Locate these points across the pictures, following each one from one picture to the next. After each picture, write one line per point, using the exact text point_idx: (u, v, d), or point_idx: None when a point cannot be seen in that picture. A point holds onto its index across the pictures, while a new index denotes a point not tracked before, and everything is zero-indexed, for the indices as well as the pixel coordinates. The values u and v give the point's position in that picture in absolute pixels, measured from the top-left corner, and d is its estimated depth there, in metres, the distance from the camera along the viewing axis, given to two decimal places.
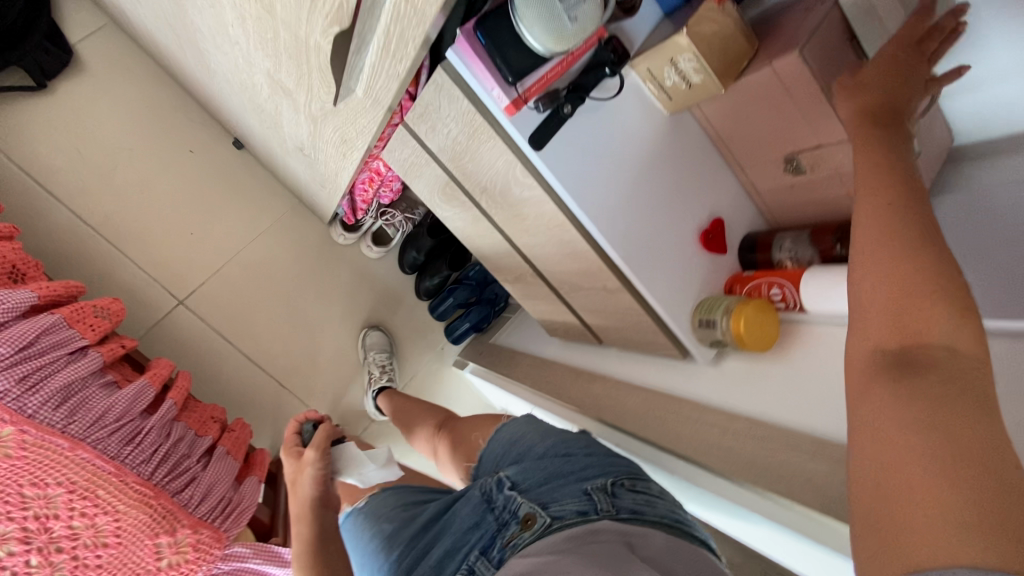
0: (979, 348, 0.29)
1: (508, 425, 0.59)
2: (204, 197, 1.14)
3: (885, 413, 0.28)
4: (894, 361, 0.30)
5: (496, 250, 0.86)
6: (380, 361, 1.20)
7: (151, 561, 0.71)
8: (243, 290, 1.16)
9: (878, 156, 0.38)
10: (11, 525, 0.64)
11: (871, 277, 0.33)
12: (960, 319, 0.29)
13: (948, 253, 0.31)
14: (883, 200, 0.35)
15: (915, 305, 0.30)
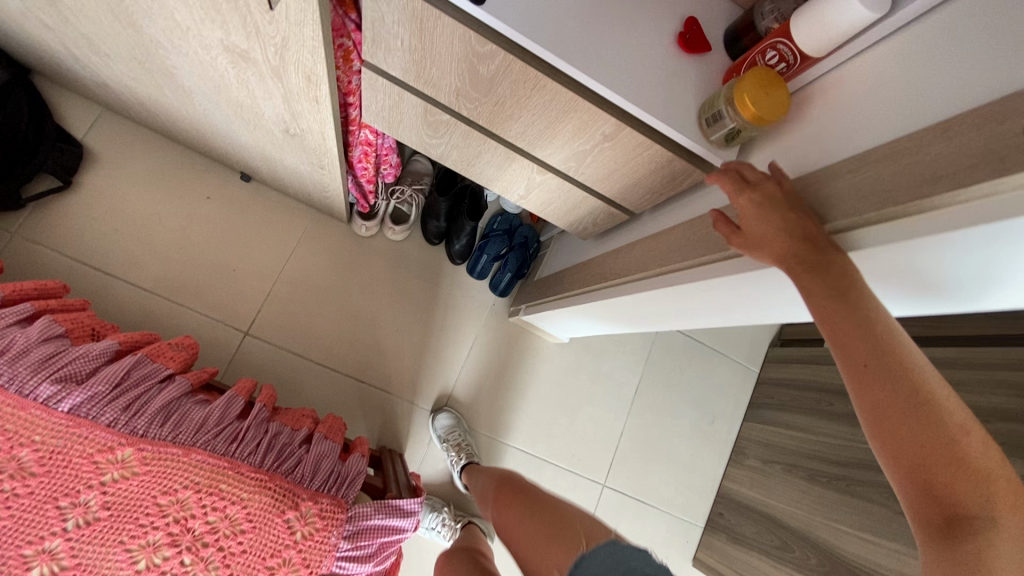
0: (1003, 508, 0.39)
1: (591, 556, 0.60)
2: (234, 235, 1.21)
3: (938, 560, 0.40)
4: (945, 528, 0.40)
5: (495, 163, 0.86)
6: (455, 439, 1.20)
7: (286, 537, 0.76)
8: (296, 307, 1.23)
9: (834, 320, 0.42)
10: (158, 533, 0.71)
11: (901, 454, 0.41)
12: (986, 493, 0.39)
13: (945, 430, 0.39)
14: (863, 365, 0.41)
15: (953, 482, 0.39)
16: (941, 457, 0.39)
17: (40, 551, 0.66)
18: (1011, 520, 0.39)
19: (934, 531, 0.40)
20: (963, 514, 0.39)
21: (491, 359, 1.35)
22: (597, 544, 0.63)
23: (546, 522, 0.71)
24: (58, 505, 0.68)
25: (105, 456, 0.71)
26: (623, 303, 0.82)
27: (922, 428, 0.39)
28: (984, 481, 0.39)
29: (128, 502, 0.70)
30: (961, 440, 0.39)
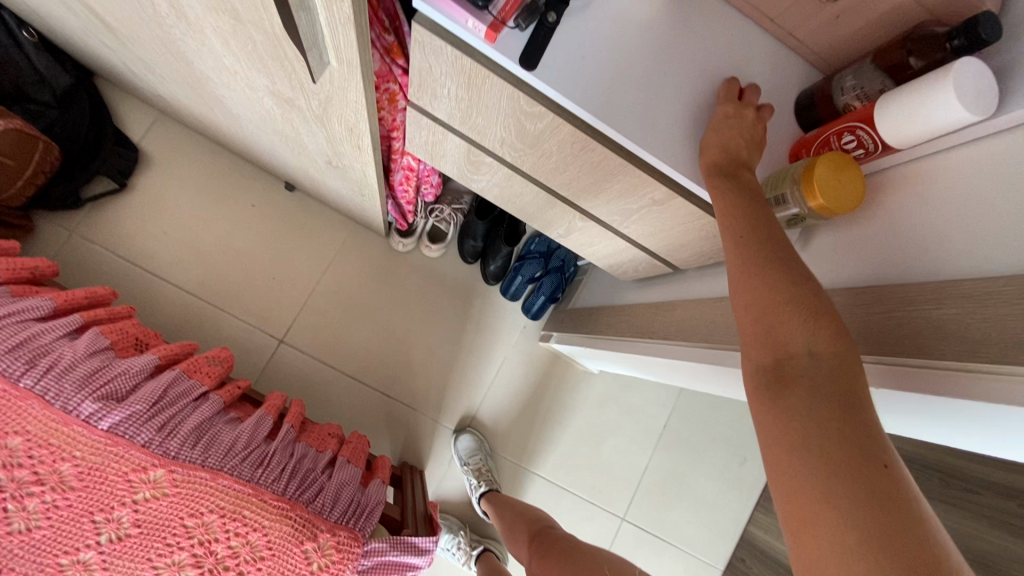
0: (833, 349, 0.37)
1: None
2: (275, 242, 1.23)
3: (771, 408, 0.37)
4: (775, 374, 0.38)
5: (537, 205, 0.83)
6: (477, 465, 1.21)
7: (304, 566, 0.77)
8: (329, 317, 1.24)
9: (724, 200, 0.49)
10: (183, 553, 0.73)
11: (744, 301, 0.42)
12: (814, 328, 0.38)
13: (782, 269, 0.41)
14: (738, 231, 0.45)
15: (783, 323, 0.39)
16: (776, 299, 0.40)
17: (76, 561, 0.70)
18: (838, 361, 0.37)
19: (766, 380, 0.38)
20: (789, 355, 0.38)
21: (518, 382, 1.34)
22: None
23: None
24: (93, 520, 0.71)
25: (137, 477, 0.73)
26: (660, 362, 0.78)
27: (798, 309, 0.39)
28: (855, 370, 0.37)
29: (156, 521, 0.73)
30: (796, 287, 0.40)
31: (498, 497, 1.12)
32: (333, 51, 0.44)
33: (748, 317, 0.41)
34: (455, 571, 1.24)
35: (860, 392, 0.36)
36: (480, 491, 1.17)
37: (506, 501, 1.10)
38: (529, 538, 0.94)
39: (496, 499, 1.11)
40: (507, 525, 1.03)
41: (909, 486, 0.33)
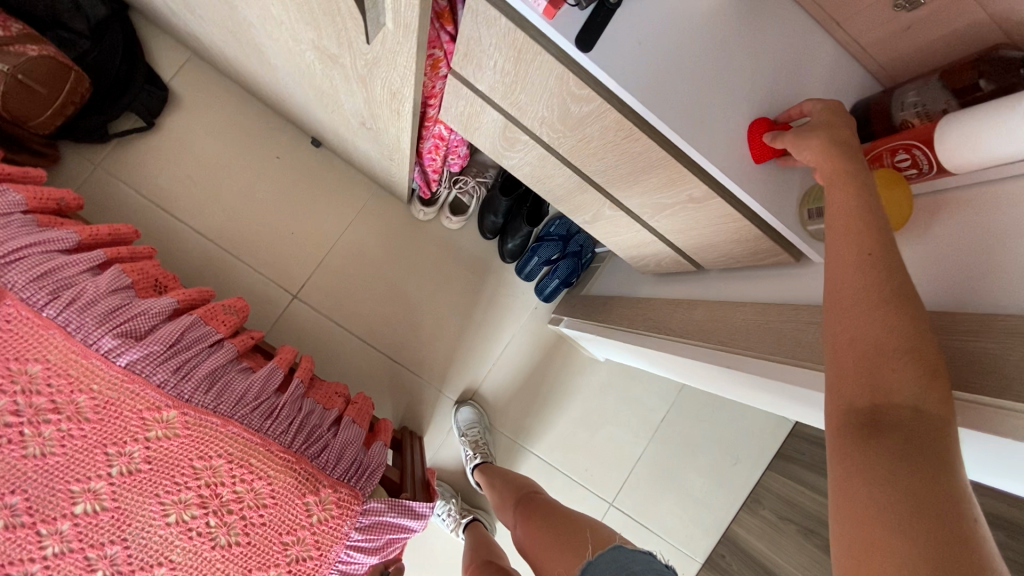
0: (940, 409, 0.37)
1: (594, 560, 0.70)
2: (297, 197, 1.23)
3: (857, 451, 0.37)
4: (868, 418, 0.38)
5: (567, 188, 0.83)
6: (474, 437, 1.23)
7: (304, 517, 0.79)
8: (344, 277, 1.24)
9: (852, 201, 0.44)
10: (190, 492, 0.75)
11: (849, 334, 0.40)
12: (923, 383, 0.37)
13: (904, 310, 0.39)
14: (866, 249, 0.42)
15: (889, 369, 0.38)
16: (886, 343, 0.39)
17: (87, 490, 0.72)
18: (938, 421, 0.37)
19: (856, 422, 0.38)
20: (889, 403, 0.38)
21: (523, 362, 1.35)
22: (602, 552, 0.71)
23: (548, 547, 0.80)
24: (106, 453, 0.73)
25: (150, 416, 0.75)
26: (673, 360, 0.78)
27: (909, 358, 0.38)
28: (950, 435, 0.37)
29: (166, 460, 0.75)
30: (912, 335, 0.39)
31: (490, 468, 1.14)
32: (391, 11, 0.43)
33: (850, 356, 0.40)
34: (444, 536, 1.28)
35: (953, 455, 0.36)
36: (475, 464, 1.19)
37: (497, 472, 1.11)
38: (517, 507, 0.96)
39: (489, 472, 1.13)
40: (498, 496, 1.06)
41: (990, 555, 0.33)
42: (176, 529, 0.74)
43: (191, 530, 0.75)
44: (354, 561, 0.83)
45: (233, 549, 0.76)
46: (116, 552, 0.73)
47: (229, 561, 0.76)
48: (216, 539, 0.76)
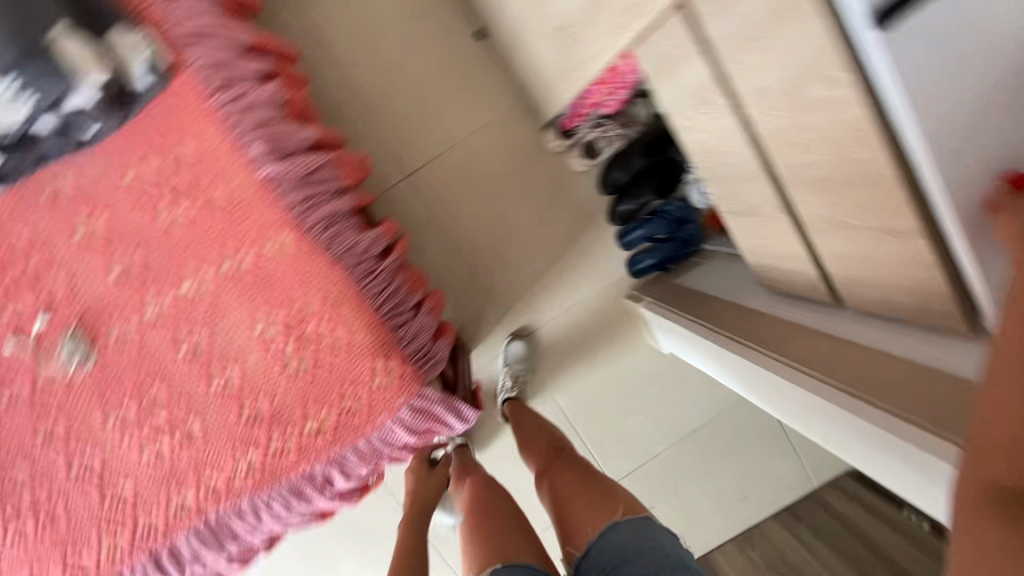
0: None
1: (621, 525, 0.77)
2: (443, 81, 1.21)
3: (999, 518, 0.41)
4: (1015, 495, 0.40)
5: (734, 173, 0.78)
6: (516, 372, 1.26)
7: (367, 376, 0.82)
8: (457, 176, 1.24)
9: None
10: (280, 313, 0.79)
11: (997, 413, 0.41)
12: None
13: None
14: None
15: None
16: None
17: (197, 275, 0.77)
18: None
19: (996, 493, 0.41)
20: None
21: (587, 324, 1.33)
22: (631, 518, 0.78)
23: (575, 501, 0.84)
24: (223, 249, 0.77)
25: (269, 231, 0.78)
26: (773, 381, 0.76)
27: None
28: None
29: (269, 276, 0.78)
30: None
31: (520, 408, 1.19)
32: None
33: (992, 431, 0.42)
34: None
35: None
36: (507, 397, 1.24)
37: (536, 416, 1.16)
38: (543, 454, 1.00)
39: (517, 412, 1.18)
40: (520, 440, 1.08)
41: None
42: (257, 340, 0.79)
43: (271, 346, 0.80)
44: (396, 433, 0.87)
45: (300, 377, 0.81)
46: (203, 338, 0.79)
47: (293, 386, 0.81)
48: (288, 363, 0.80)
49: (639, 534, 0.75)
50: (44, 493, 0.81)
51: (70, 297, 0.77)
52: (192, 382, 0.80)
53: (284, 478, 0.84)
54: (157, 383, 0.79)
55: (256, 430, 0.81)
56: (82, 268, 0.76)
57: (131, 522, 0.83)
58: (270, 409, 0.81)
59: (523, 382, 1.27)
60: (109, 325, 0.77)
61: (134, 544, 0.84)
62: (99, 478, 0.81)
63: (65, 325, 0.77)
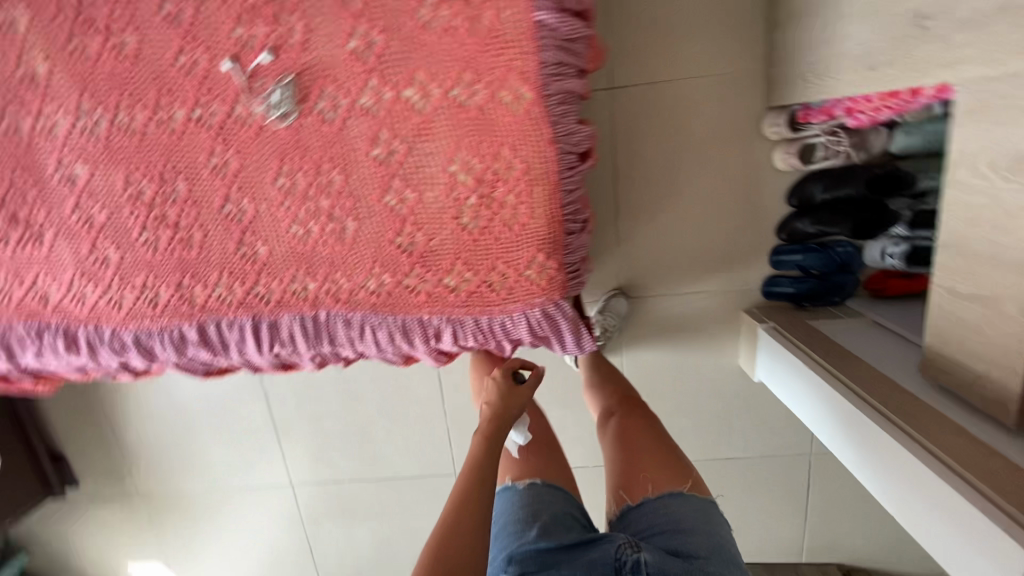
0: None
1: (680, 496, 0.86)
2: (700, 10, 1.08)
3: None
4: None
5: (997, 260, 0.71)
6: (606, 326, 1.25)
7: (523, 264, 0.81)
8: (658, 114, 1.15)
9: None
10: (480, 165, 0.76)
11: None
12: None
13: None
14: None
15: None
16: None
17: (425, 85, 0.73)
18: None
19: None
20: None
21: (689, 315, 1.31)
22: (692, 493, 0.88)
23: (640, 452, 0.96)
24: (462, 73, 0.72)
25: (512, 80, 0.73)
26: (900, 453, 0.77)
27: None
28: None
29: (489, 123, 0.75)
30: None
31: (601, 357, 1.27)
32: None
33: None
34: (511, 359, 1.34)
35: None
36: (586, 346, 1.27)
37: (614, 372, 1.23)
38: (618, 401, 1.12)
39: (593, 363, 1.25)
40: (596, 379, 1.21)
41: None
42: (446, 178, 0.77)
43: (455, 191, 0.78)
44: (517, 328, 0.85)
45: (465, 233, 0.80)
46: (399, 149, 0.76)
47: (454, 237, 0.80)
48: (461, 214, 0.79)
49: (696, 513, 0.84)
50: (189, 217, 0.82)
51: (300, 46, 0.73)
52: (367, 186, 0.78)
53: (403, 311, 0.85)
54: (337, 170, 0.78)
55: (401, 258, 0.82)
56: (325, 24, 0.72)
57: (251, 281, 0.84)
58: (423, 246, 0.81)
59: (607, 338, 1.26)
60: (322, 91, 0.74)
61: (244, 301, 0.86)
62: (243, 228, 0.82)
63: (283, 72, 0.74)
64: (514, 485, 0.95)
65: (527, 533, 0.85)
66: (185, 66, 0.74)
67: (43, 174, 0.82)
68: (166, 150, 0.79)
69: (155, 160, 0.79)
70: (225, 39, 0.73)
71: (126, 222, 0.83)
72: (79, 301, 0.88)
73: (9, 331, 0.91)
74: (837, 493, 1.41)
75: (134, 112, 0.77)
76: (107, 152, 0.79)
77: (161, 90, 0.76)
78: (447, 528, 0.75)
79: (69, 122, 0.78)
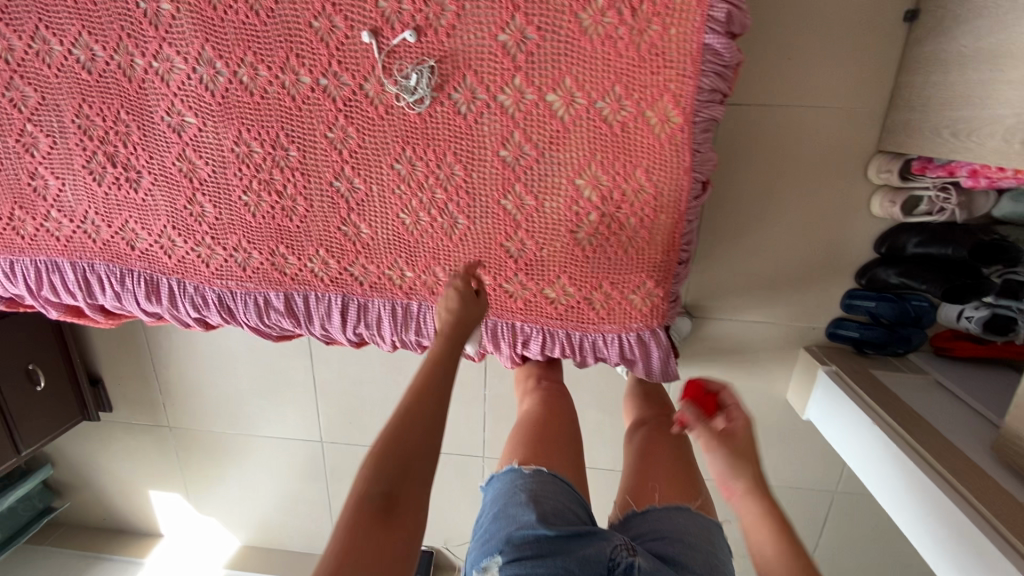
0: None
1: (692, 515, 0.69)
2: (836, 39, 1.03)
3: None
4: None
5: None
6: None
7: (630, 288, 0.79)
8: (766, 140, 1.11)
9: None
10: (609, 183, 0.74)
11: None
12: None
13: None
14: None
15: None
16: None
17: (572, 93, 0.70)
18: None
19: None
20: None
21: (747, 344, 1.30)
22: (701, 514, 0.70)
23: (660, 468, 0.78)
24: (613, 87, 0.69)
25: (663, 102, 0.69)
26: (995, 559, 0.76)
27: None
28: None
29: (628, 141, 0.72)
30: None
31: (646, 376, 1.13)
32: None
33: None
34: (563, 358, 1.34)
35: None
36: None
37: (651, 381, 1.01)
38: (654, 412, 0.93)
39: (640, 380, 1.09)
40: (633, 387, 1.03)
41: None
42: (571, 190, 0.75)
43: (577, 204, 0.75)
44: (607, 349, 0.83)
45: (578, 248, 0.78)
46: (530, 153, 0.73)
47: (565, 250, 0.78)
48: (578, 228, 0.77)
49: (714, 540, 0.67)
50: (295, 186, 0.79)
51: (446, 30, 0.69)
52: (487, 185, 0.76)
53: (496, 314, 0.83)
54: (460, 164, 0.75)
55: (506, 262, 0.80)
56: (479, 11, 0.67)
57: (348, 260, 0.83)
58: (532, 255, 0.79)
59: None
60: (461, 81, 0.71)
61: (337, 278, 0.84)
62: (350, 206, 0.79)
63: (423, 54, 0.70)
64: (518, 470, 0.72)
65: (522, 518, 0.64)
66: (321, 31, 0.70)
67: (150, 117, 0.78)
68: (283, 114, 0.75)
69: (271, 122, 0.76)
70: (368, 10, 0.69)
71: (228, 181, 0.80)
72: (167, 251, 0.86)
73: (90, 268, 0.89)
74: (851, 532, 1.44)
75: (257, 69, 0.73)
76: (222, 106, 0.76)
77: (291, 52, 0.72)
78: (390, 440, 0.58)
79: (187, 69, 0.75)
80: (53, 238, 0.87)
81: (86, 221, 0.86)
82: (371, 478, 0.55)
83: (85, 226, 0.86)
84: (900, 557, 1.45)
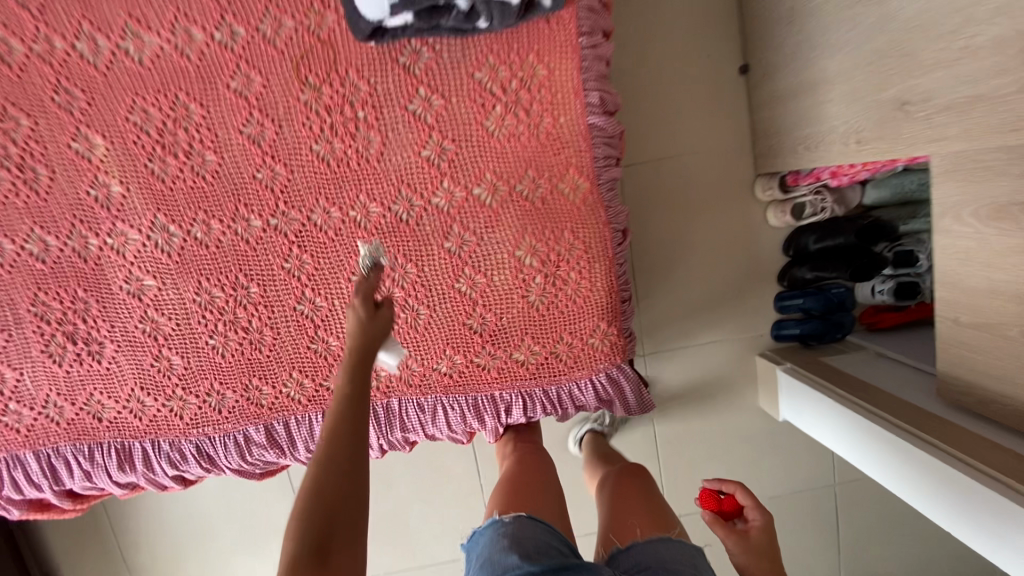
0: None
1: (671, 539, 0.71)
2: (694, 97, 1.23)
3: None
4: None
5: (990, 294, 0.84)
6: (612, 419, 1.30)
7: (587, 333, 0.87)
8: (664, 184, 1.28)
9: None
10: (544, 248, 0.84)
11: None
12: None
13: None
14: None
15: None
16: None
17: (493, 183, 0.82)
18: None
19: None
20: None
21: (709, 363, 1.39)
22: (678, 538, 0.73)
23: (634, 499, 0.82)
24: (527, 171, 0.82)
25: (570, 175, 0.82)
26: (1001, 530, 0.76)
27: None
28: None
29: (551, 211, 0.83)
30: None
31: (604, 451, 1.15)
32: None
33: None
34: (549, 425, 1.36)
35: None
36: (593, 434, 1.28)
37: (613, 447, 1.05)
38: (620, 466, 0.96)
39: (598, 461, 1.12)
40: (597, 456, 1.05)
41: None
42: (513, 262, 0.84)
43: (522, 272, 0.84)
44: (584, 395, 0.90)
45: (533, 310, 0.86)
46: (470, 240, 0.83)
47: (522, 314, 0.85)
48: (528, 293, 0.85)
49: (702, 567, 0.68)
50: (260, 318, 0.84)
51: (376, 157, 0.80)
52: (439, 274, 0.83)
53: (474, 390, 0.87)
54: (411, 263, 0.83)
55: (472, 339, 0.86)
56: (401, 136, 0.79)
57: (323, 375, 0.86)
58: (493, 326, 0.86)
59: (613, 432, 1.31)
60: (397, 195, 0.81)
61: (315, 396, 0.86)
62: (316, 324, 0.84)
63: (359, 181, 0.80)
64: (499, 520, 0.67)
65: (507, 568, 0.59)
66: (265, 179, 0.80)
67: (109, 289, 0.82)
68: (239, 257, 0.82)
69: (229, 267, 0.82)
70: (305, 155, 0.79)
71: (194, 330, 0.84)
72: (137, 413, 0.86)
73: (55, 453, 0.86)
74: (862, 520, 1.48)
75: (210, 224, 0.81)
76: (179, 263, 0.82)
77: (240, 202, 0.80)
78: (313, 495, 0.48)
79: (143, 238, 0.81)
80: (12, 431, 0.85)
81: (48, 405, 0.85)
82: (294, 548, 0.46)
83: (47, 410, 0.85)
84: (912, 530, 1.49)
